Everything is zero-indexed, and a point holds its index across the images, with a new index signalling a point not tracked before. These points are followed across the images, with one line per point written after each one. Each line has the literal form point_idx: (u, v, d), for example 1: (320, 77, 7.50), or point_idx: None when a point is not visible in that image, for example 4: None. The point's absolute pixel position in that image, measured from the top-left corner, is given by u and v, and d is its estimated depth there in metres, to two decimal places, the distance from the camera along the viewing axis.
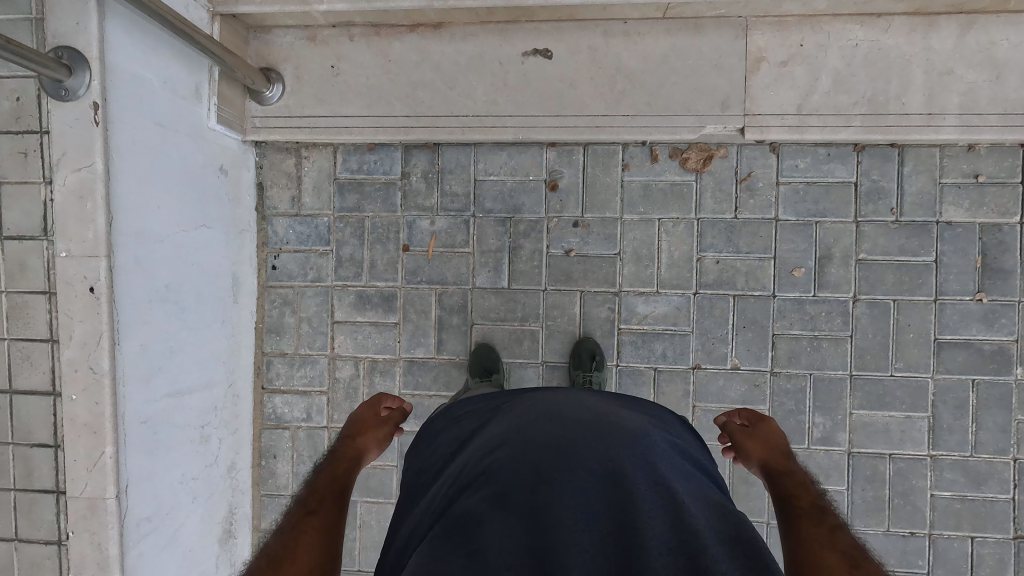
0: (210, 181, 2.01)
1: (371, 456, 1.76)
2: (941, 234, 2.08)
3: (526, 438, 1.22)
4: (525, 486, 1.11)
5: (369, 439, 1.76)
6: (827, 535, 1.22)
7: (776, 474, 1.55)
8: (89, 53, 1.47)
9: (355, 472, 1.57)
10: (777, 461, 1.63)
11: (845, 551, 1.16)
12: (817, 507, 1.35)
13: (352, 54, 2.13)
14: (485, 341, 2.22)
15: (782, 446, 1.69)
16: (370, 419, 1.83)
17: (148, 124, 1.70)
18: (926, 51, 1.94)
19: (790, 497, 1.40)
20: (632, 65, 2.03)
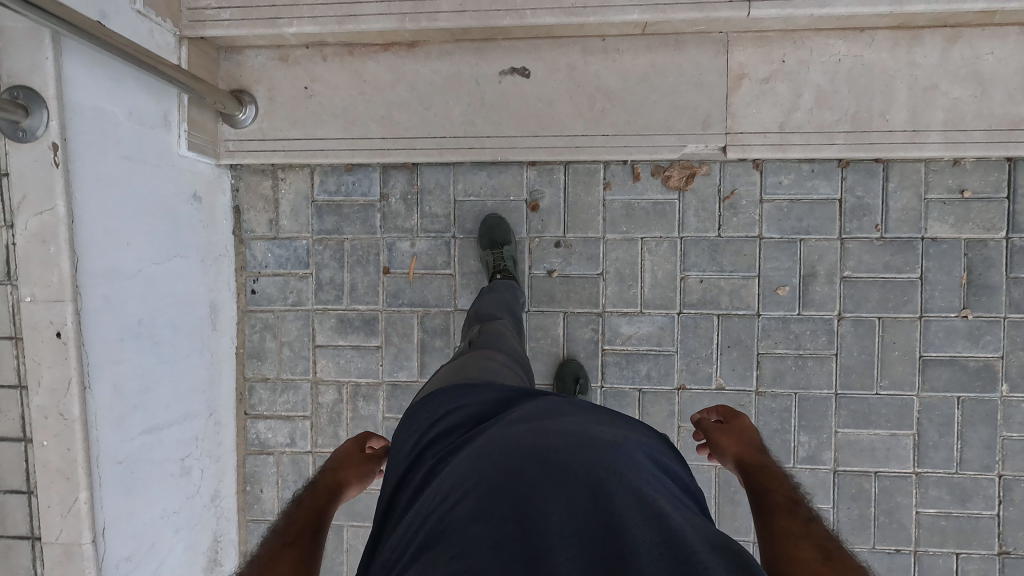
0: (183, 211, 1.97)
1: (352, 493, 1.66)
2: (926, 250, 2.06)
3: (509, 442, 1.13)
4: (509, 495, 1.02)
5: (352, 474, 1.65)
6: (801, 527, 1.22)
7: (754, 471, 1.50)
8: (45, 93, 1.43)
9: (334, 506, 1.51)
10: (752, 456, 1.58)
11: (819, 543, 1.15)
12: (793, 500, 1.34)
13: (325, 75, 2.07)
14: (496, 214, 2.16)
15: (758, 443, 1.63)
16: (353, 453, 1.72)
17: (113, 159, 1.65)
18: (910, 66, 1.90)
19: (766, 492, 1.38)
20: (612, 83, 1.99)
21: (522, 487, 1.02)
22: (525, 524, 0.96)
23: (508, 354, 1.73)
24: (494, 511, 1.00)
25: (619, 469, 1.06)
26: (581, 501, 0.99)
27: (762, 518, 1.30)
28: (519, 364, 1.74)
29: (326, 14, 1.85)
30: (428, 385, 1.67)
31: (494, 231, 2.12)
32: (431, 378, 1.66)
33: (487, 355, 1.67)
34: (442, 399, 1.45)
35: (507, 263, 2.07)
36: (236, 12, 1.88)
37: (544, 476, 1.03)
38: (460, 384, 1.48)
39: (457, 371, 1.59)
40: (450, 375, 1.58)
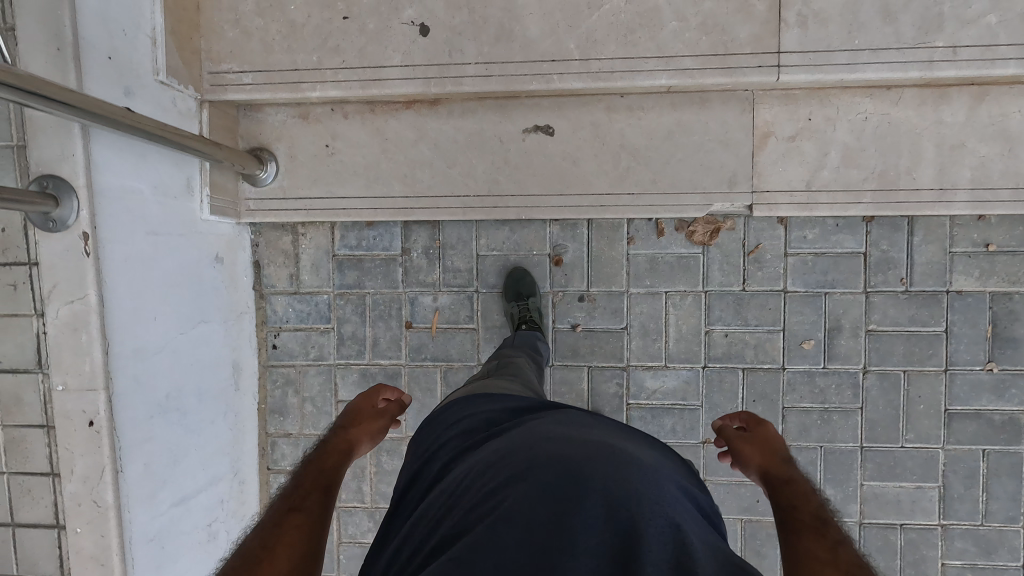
0: (206, 276, 1.95)
1: (365, 449, 1.66)
2: (951, 304, 2.06)
3: (532, 448, 1.13)
4: (526, 496, 1.02)
5: (363, 432, 1.66)
6: (828, 554, 1.14)
7: (779, 486, 1.40)
8: (75, 182, 1.41)
9: (343, 468, 1.49)
10: (778, 469, 1.47)
11: None
12: (821, 520, 1.24)
13: (346, 132, 2.04)
14: (521, 266, 2.16)
15: (783, 454, 1.52)
16: (365, 410, 1.72)
17: (141, 237, 1.64)
18: (936, 124, 1.89)
19: (791, 511, 1.29)
20: (637, 141, 1.97)
21: (538, 489, 1.02)
22: (538, 527, 0.96)
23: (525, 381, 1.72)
24: (508, 510, 1.00)
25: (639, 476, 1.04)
26: (597, 506, 0.98)
27: (786, 543, 1.21)
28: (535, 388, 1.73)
29: (350, 79, 1.83)
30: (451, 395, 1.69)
31: (520, 283, 2.11)
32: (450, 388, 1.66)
33: (505, 378, 1.66)
34: (465, 408, 1.46)
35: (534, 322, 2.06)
36: (258, 76, 1.86)
37: (561, 480, 1.03)
38: (485, 399, 1.48)
39: (480, 387, 1.59)
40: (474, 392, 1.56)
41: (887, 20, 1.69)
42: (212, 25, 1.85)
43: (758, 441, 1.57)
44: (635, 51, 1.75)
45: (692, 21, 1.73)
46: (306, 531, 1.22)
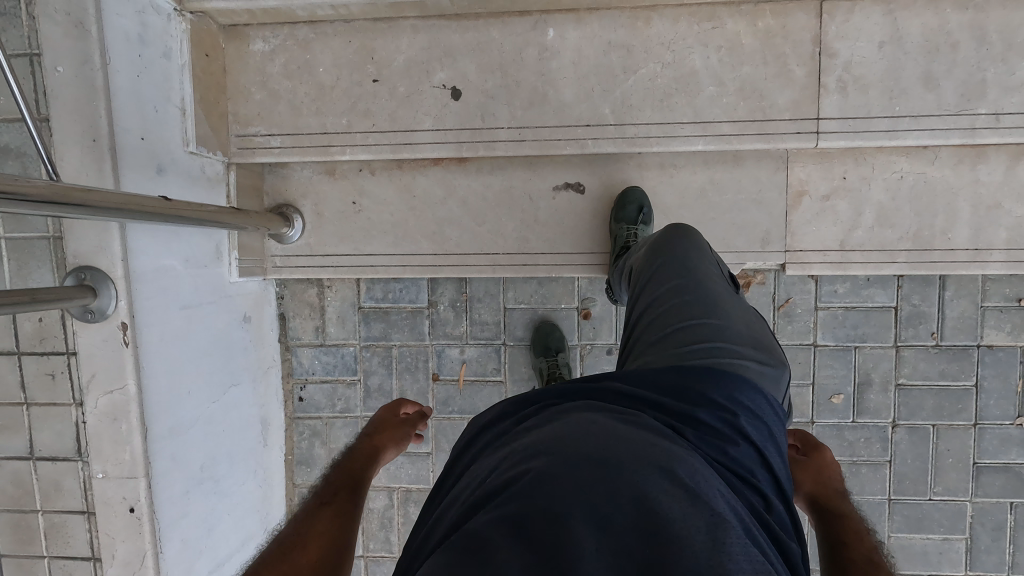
0: (235, 338, 1.93)
1: (392, 456, 1.71)
2: (982, 358, 2.05)
3: (564, 430, 1.00)
4: (553, 482, 0.89)
5: (387, 439, 1.71)
6: None
7: (829, 519, 1.27)
8: (113, 272, 1.39)
9: (371, 469, 1.52)
10: (828, 497, 1.36)
11: None
12: (873, 561, 1.12)
13: (373, 189, 2.02)
14: (548, 319, 2.15)
15: (839, 489, 1.39)
16: (391, 419, 1.79)
17: (174, 313, 1.62)
18: (973, 184, 1.87)
19: (841, 546, 1.17)
20: (670, 199, 1.95)
21: (566, 480, 0.89)
22: (562, 525, 0.83)
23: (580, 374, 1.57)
24: (533, 501, 0.87)
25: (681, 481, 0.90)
26: (630, 510, 0.85)
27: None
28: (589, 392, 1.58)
29: (380, 143, 1.81)
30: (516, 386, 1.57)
31: (548, 337, 2.09)
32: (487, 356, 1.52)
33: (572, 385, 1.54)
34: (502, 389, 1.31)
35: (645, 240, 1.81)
36: (287, 139, 1.83)
37: (593, 476, 0.89)
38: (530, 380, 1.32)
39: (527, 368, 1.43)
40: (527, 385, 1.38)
41: (928, 86, 1.67)
42: (239, 87, 1.82)
43: (815, 469, 1.46)
44: (671, 116, 1.73)
45: (730, 85, 1.71)
46: (341, 515, 1.25)
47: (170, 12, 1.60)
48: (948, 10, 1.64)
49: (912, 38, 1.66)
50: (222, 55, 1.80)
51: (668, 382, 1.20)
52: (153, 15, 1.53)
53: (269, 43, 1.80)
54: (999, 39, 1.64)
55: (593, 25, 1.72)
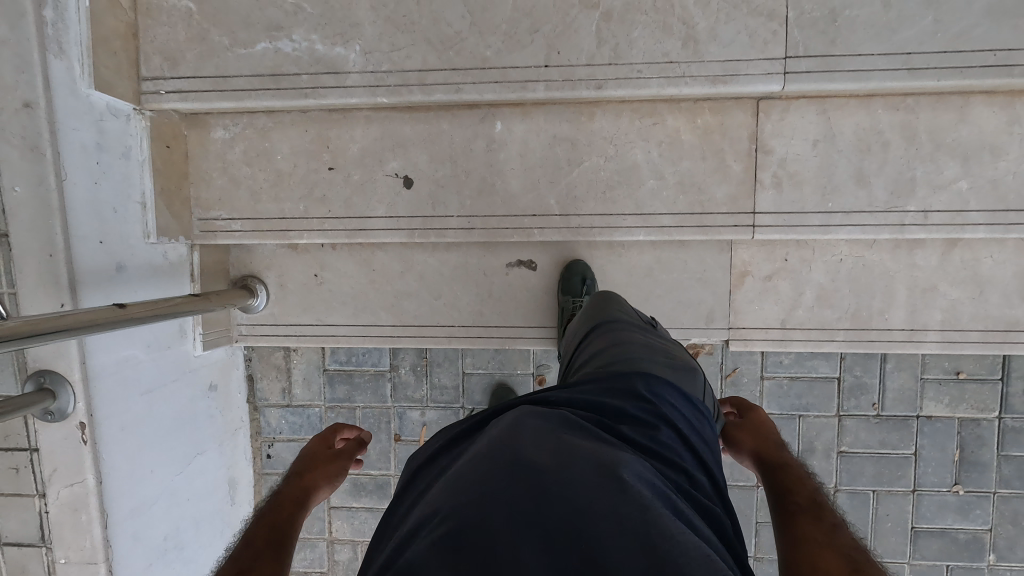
0: (201, 408, 2.03)
1: (323, 495, 1.48)
2: (921, 428, 2.13)
3: (494, 441, 1.01)
4: (486, 497, 0.90)
5: (319, 477, 1.49)
6: (827, 535, 1.08)
7: (772, 467, 1.34)
8: (71, 375, 1.48)
9: (301, 518, 1.30)
10: (770, 451, 1.42)
11: (846, 554, 1.02)
12: (815, 503, 1.19)
13: (334, 263, 2.09)
14: (505, 384, 2.23)
15: (775, 438, 1.48)
16: (320, 453, 1.58)
17: (137, 398, 1.71)
18: (910, 268, 1.94)
19: (786, 493, 1.23)
20: (618, 277, 2.02)
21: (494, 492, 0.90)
22: (495, 539, 0.84)
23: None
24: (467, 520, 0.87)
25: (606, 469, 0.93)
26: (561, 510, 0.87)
27: (781, 523, 1.15)
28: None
29: (336, 228, 1.88)
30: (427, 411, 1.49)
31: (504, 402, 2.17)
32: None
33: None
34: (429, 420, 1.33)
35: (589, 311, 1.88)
36: (247, 223, 1.90)
37: (519, 485, 0.91)
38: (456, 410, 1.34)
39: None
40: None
41: (859, 183, 1.73)
42: (201, 173, 1.89)
43: (751, 426, 1.53)
44: (614, 208, 1.80)
45: (670, 180, 1.78)
46: None
47: (129, 112, 1.67)
48: (880, 110, 1.69)
49: (845, 137, 1.72)
50: (184, 142, 1.86)
51: (595, 387, 1.24)
52: (111, 119, 1.61)
53: (229, 131, 1.87)
54: (929, 140, 1.69)
55: (539, 119, 1.78)
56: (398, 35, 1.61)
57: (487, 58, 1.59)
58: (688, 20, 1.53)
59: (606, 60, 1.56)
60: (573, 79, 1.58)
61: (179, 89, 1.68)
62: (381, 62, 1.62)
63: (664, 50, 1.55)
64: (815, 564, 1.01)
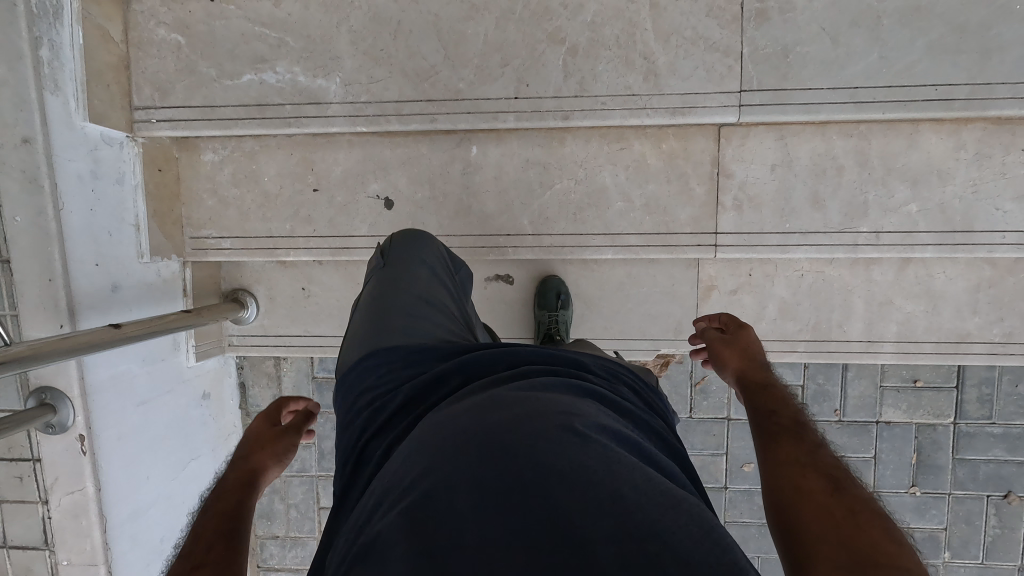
0: (194, 415, 2.13)
1: (274, 475, 1.39)
2: (880, 433, 2.24)
3: (450, 417, 0.98)
4: (445, 470, 0.86)
5: (267, 455, 1.39)
6: (808, 453, 1.11)
7: (755, 391, 1.37)
8: (70, 391, 1.58)
9: (247, 505, 1.19)
10: (756, 375, 1.44)
11: (827, 473, 1.06)
12: (798, 424, 1.22)
13: (321, 277, 2.18)
14: None
15: (759, 360, 1.51)
16: (266, 430, 1.46)
17: (131, 408, 1.81)
18: (867, 283, 2.04)
19: (770, 415, 1.26)
20: (591, 291, 2.12)
21: (450, 467, 0.87)
22: (457, 508, 0.81)
23: (453, 295, 1.60)
24: (429, 497, 0.83)
25: (560, 424, 0.91)
26: (521, 468, 0.84)
27: (766, 440, 1.18)
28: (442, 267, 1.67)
29: (321, 246, 1.98)
30: (358, 322, 1.48)
31: None
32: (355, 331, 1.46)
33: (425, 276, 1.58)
34: (371, 376, 1.30)
35: (561, 325, 1.98)
36: (236, 241, 2.00)
37: (477, 451, 0.88)
38: (394, 359, 1.30)
39: (384, 325, 1.40)
40: (381, 327, 1.40)
41: (815, 206, 1.83)
42: (191, 194, 1.99)
43: (739, 348, 1.54)
44: (584, 228, 1.90)
45: (637, 201, 1.87)
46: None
47: (122, 139, 1.77)
48: (834, 137, 1.79)
49: (801, 162, 1.82)
50: (175, 164, 1.96)
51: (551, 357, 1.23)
52: (105, 147, 1.70)
53: (218, 154, 1.96)
54: (880, 165, 1.79)
55: (512, 144, 1.88)
56: (376, 67, 1.70)
57: (461, 89, 1.68)
58: (649, 55, 1.63)
59: (572, 93, 1.66)
60: (542, 110, 1.67)
61: (169, 118, 1.78)
62: (360, 94, 1.71)
63: (626, 83, 1.64)
64: (799, 482, 1.04)
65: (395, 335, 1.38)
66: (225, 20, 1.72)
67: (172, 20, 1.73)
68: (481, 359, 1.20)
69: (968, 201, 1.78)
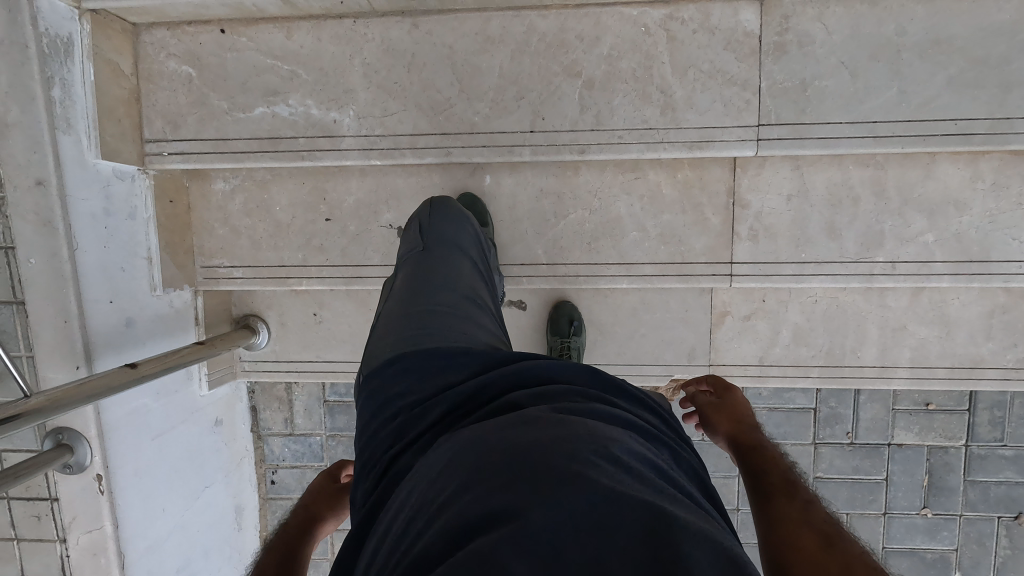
0: (207, 443, 2.13)
1: (331, 526, 1.39)
2: (892, 455, 2.25)
3: (487, 432, 0.98)
4: (483, 484, 0.86)
5: (326, 505, 1.40)
6: (800, 512, 1.09)
7: (747, 450, 1.38)
8: (87, 431, 1.59)
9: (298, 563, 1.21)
10: (746, 433, 1.46)
11: (820, 528, 1.03)
12: (789, 480, 1.21)
13: (333, 303, 2.17)
14: None
15: (749, 419, 1.53)
16: (330, 480, 1.47)
17: (147, 443, 1.81)
18: (881, 308, 2.03)
19: (761, 475, 1.25)
20: (604, 316, 2.11)
21: (485, 482, 0.86)
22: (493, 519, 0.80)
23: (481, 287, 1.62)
24: (467, 511, 0.83)
25: (594, 447, 0.91)
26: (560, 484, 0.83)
27: (758, 503, 1.17)
28: (473, 252, 1.68)
29: (334, 275, 1.97)
30: (392, 312, 1.48)
31: None
32: (379, 330, 1.46)
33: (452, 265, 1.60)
34: (393, 383, 1.29)
35: (575, 353, 1.98)
36: (248, 270, 1.99)
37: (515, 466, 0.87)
38: (431, 359, 1.29)
39: (419, 327, 1.39)
40: (418, 323, 1.41)
41: (831, 236, 1.82)
42: (203, 223, 1.97)
43: (729, 409, 1.58)
44: (598, 257, 1.89)
45: (652, 231, 1.86)
46: None
47: (133, 172, 1.75)
48: (850, 167, 1.78)
49: (817, 192, 1.81)
50: (186, 194, 1.95)
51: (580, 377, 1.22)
52: (117, 183, 1.68)
53: (229, 184, 1.95)
54: (896, 195, 1.78)
55: (526, 174, 1.87)
56: (390, 100, 1.68)
57: (476, 123, 1.67)
58: (666, 88, 1.62)
59: (589, 126, 1.65)
60: (558, 144, 1.66)
61: (181, 151, 1.76)
62: (374, 127, 1.69)
63: (643, 117, 1.63)
64: (793, 543, 1.01)
65: (424, 335, 1.37)
66: (236, 52, 1.70)
67: (183, 52, 1.71)
68: (506, 373, 1.20)
69: (985, 231, 1.78)
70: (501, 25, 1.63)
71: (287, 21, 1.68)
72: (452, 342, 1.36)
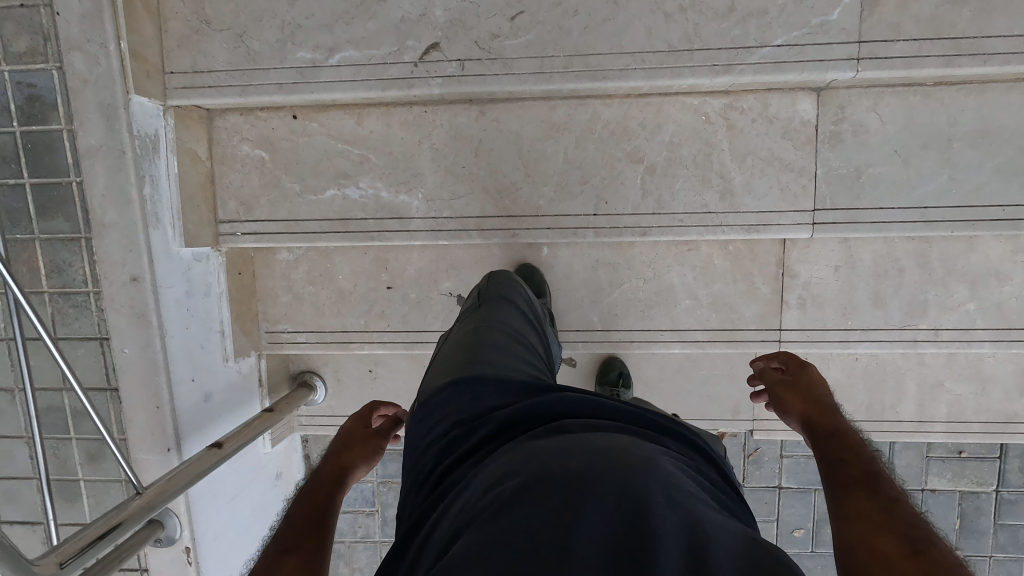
0: (271, 495, 2.20)
1: (361, 472, 1.47)
2: (925, 500, 2.34)
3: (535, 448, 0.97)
4: (528, 493, 0.85)
5: (356, 454, 1.48)
6: (881, 509, 1.07)
7: (823, 436, 1.36)
8: (177, 507, 1.71)
9: (337, 498, 1.29)
10: (822, 419, 1.42)
11: (901, 531, 1.00)
12: (871, 476, 1.17)
13: (388, 360, 2.22)
14: None
15: (828, 399, 1.48)
16: (357, 431, 1.56)
17: (223, 507, 1.88)
18: (920, 365, 2.11)
19: (839, 464, 1.23)
20: (652, 372, 2.19)
21: (532, 491, 0.85)
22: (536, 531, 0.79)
23: (523, 325, 1.64)
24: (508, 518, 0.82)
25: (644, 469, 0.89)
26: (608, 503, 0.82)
27: (835, 494, 1.15)
28: (522, 301, 1.72)
29: (396, 339, 2.04)
30: (443, 354, 1.54)
31: None
32: (435, 363, 1.52)
33: (501, 307, 1.64)
34: (445, 409, 1.30)
35: None
36: (311, 335, 2.06)
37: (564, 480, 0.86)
38: (476, 387, 1.31)
39: (466, 359, 1.43)
40: (463, 357, 1.45)
41: (877, 304, 1.90)
42: (267, 291, 2.04)
43: (802, 390, 1.53)
44: (652, 323, 1.96)
45: (704, 299, 1.94)
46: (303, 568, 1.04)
47: (208, 252, 1.80)
48: (897, 240, 1.86)
49: (864, 263, 1.88)
50: (252, 264, 2.01)
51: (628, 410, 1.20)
52: (196, 265, 1.74)
53: (293, 253, 2.01)
54: (940, 266, 1.86)
55: (582, 245, 1.94)
56: (458, 184, 1.75)
57: (541, 206, 1.74)
58: (726, 174, 1.68)
59: (650, 210, 1.72)
60: (620, 226, 1.73)
61: (255, 232, 1.82)
62: (442, 209, 1.77)
63: (703, 201, 1.70)
64: (871, 548, 0.98)
65: (470, 365, 1.40)
66: (308, 137, 1.76)
67: (256, 136, 1.77)
68: (561, 401, 1.19)
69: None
70: (566, 112, 1.69)
71: (358, 108, 1.74)
72: (496, 370, 1.38)
